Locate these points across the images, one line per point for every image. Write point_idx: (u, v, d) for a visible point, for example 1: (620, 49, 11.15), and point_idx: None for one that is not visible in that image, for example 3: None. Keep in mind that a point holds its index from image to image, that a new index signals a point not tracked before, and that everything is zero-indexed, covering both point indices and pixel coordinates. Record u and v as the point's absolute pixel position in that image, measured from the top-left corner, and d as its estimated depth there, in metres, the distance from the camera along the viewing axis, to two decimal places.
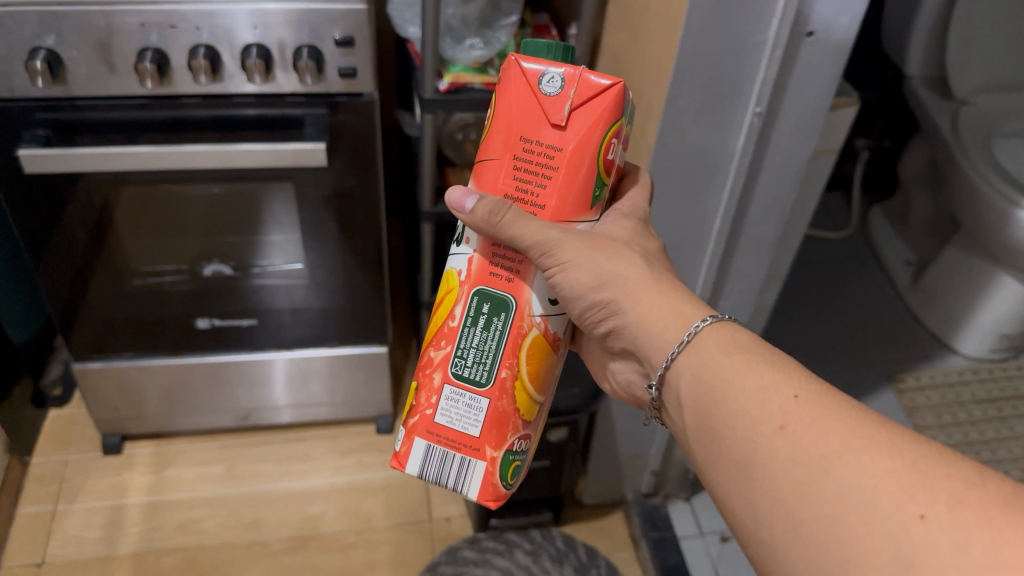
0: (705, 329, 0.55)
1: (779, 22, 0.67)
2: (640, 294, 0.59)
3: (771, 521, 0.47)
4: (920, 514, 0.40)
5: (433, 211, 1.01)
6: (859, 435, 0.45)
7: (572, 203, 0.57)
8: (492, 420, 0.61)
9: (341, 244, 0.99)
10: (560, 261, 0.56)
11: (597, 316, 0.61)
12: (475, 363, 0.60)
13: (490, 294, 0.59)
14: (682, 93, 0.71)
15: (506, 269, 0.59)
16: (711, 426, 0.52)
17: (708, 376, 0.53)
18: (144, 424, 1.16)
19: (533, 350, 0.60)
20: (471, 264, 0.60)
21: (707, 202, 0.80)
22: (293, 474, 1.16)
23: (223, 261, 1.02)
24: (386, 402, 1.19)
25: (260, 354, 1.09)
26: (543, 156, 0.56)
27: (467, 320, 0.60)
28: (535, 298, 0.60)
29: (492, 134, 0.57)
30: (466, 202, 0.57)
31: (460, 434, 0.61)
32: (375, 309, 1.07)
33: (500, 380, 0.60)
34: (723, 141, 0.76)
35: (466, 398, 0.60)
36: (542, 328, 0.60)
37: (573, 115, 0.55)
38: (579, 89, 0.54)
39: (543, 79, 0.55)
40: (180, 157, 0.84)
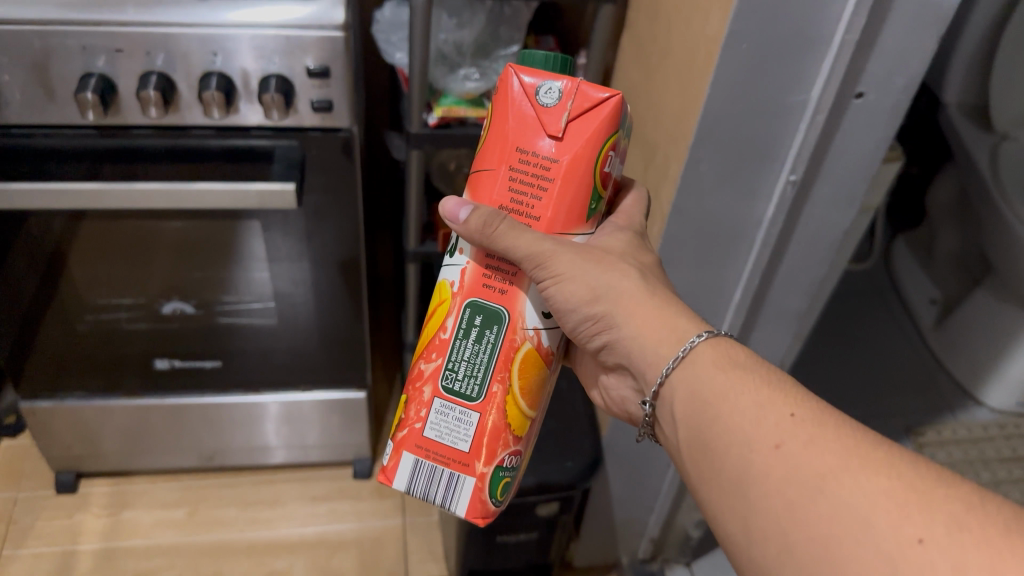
0: (700, 345, 0.51)
1: (824, 81, 0.57)
2: (635, 310, 0.53)
3: (765, 540, 0.44)
4: (918, 537, 0.37)
5: (418, 252, 0.91)
6: (855, 454, 0.42)
7: (569, 213, 0.52)
8: (482, 434, 0.54)
9: (315, 286, 0.89)
10: (555, 272, 0.51)
11: (589, 330, 0.55)
12: (465, 375, 0.54)
13: (481, 304, 0.54)
14: (704, 155, 0.61)
15: (499, 282, 0.54)
16: (704, 444, 0.48)
17: (703, 396, 0.49)
18: (101, 461, 1.07)
19: (525, 366, 0.55)
20: (463, 275, 0.54)
21: (726, 271, 0.70)
22: (261, 523, 1.07)
23: (184, 299, 0.92)
24: (364, 446, 1.10)
25: (225, 398, 1.00)
26: (539, 168, 0.51)
27: (459, 332, 0.54)
28: (529, 310, 0.54)
29: (488, 146, 0.53)
30: (460, 213, 0.51)
31: (448, 449, 0.55)
32: (351, 351, 0.98)
33: (492, 392, 0.54)
34: (748, 209, 0.65)
35: (456, 412, 0.55)
36: (534, 341, 0.54)
37: (571, 126, 0.50)
38: (576, 100, 0.50)
39: (539, 89, 0.50)
40: (127, 196, 0.74)
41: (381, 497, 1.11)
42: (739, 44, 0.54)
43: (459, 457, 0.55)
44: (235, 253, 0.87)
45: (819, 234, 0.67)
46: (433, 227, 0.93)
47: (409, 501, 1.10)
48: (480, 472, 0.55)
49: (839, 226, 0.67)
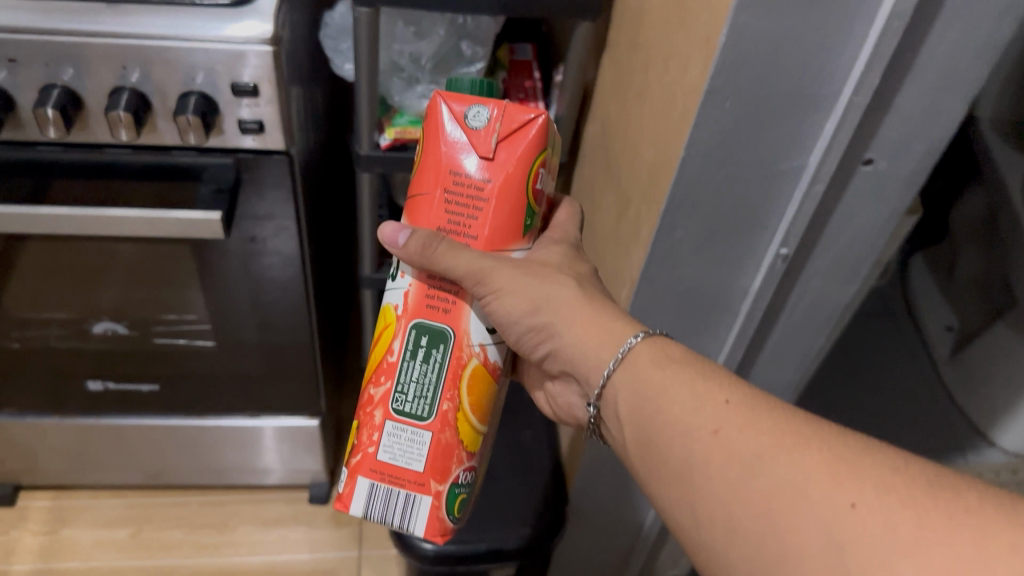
0: (641, 346, 0.46)
1: (825, 146, 0.48)
2: (577, 315, 0.49)
3: (710, 526, 0.40)
4: (851, 503, 0.34)
5: (373, 278, 0.82)
6: (790, 434, 0.38)
7: (508, 231, 0.47)
8: (437, 453, 0.49)
9: (258, 316, 0.82)
10: (495, 287, 0.46)
11: (530, 343, 0.50)
12: (416, 394, 0.49)
13: (427, 325, 0.48)
14: (678, 224, 0.51)
15: (443, 300, 0.49)
16: (644, 433, 0.44)
17: (638, 379, 0.45)
18: (42, 475, 1.01)
19: (474, 381, 0.49)
20: (406, 297, 0.49)
21: (707, 339, 0.61)
22: (207, 548, 1.01)
23: (116, 320, 0.83)
24: (321, 471, 1.04)
25: (168, 421, 0.94)
26: (472, 190, 0.46)
27: (405, 354, 0.48)
28: (474, 325, 0.49)
29: (418, 173, 0.48)
30: (400, 238, 0.46)
31: (402, 471, 0.49)
32: (301, 377, 0.90)
33: (444, 408, 0.49)
34: (732, 278, 0.56)
35: (408, 433, 0.49)
36: (482, 358, 0.49)
37: (504, 146, 0.46)
38: (507, 118, 0.45)
39: (464, 110, 0.46)
40: (36, 221, 0.66)
41: (337, 525, 1.05)
42: (723, 101, 0.44)
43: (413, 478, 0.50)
44: (174, 280, 0.79)
45: (815, 307, 0.57)
46: (391, 250, 0.84)
47: (366, 533, 1.04)
48: (437, 492, 0.50)
49: (836, 302, 0.57)
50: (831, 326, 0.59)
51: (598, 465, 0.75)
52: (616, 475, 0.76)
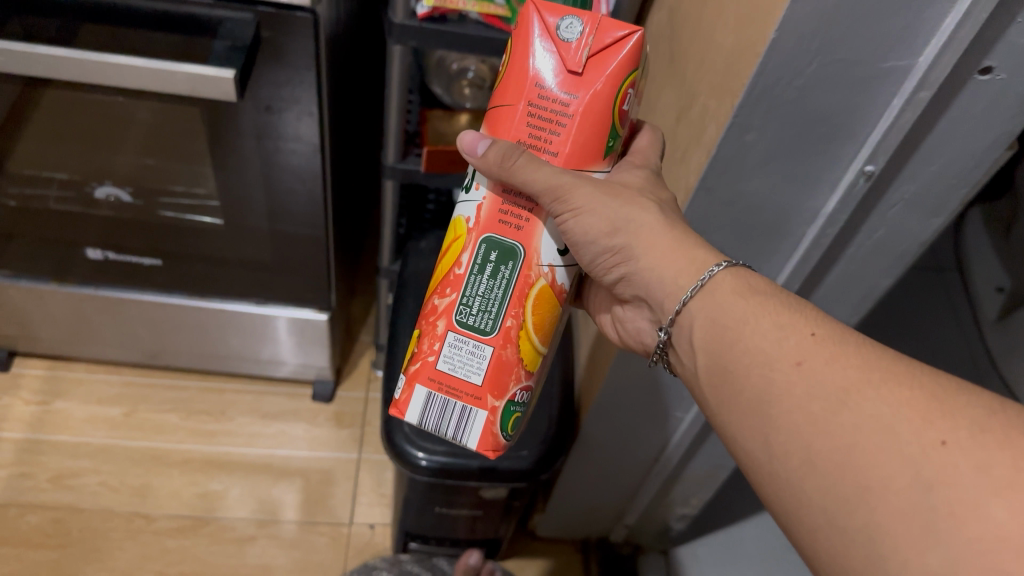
0: (723, 275, 0.41)
1: (939, 46, 0.40)
2: (657, 240, 0.43)
3: (784, 455, 0.36)
4: (941, 440, 0.31)
5: (399, 167, 0.75)
6: (880, 367, 0.35)
7: (591, 148, 0.41)
8: (498, 368, 0.44)
9: (270, 197, 0.75)
10: (575, 207, 0.41)
11: (603, 266, 0.46)
12: (481, 307, 0.44)
13: (497, 240, 0.43)
14: (754, 124, 0.44)
15: (516, 216, 0.43)
16: (718, 363, 0.40)
17: (717, 307, 0.41)
18: (37, 344, 0.98)
19: (540, 303, 0.44)
20: (479, 210, 0.43)
21: (763, 267, 0.54)
22: (203, 436, 0.98)
23: (118, 185, 0.78)
24: (326, 368, 1.00)
25: (169, 299, 0.90)
26: (555, 105, 0.40)
27: (473, 268, 0.43)
28: (546, 243, 0.44)
29: (501, 84, 0.42)
30: (479, 147, 0.42)
31: (459, 383, 0.44)
32: (314, 269, 0.85)
33: (509, 323, 0.44)
34: (803, 198, 0.49)
35: (469, 347, 0.44)
36: (550, 279, 0.44)
37: (594, 62, 0.40)
38: (600, 31, 0.39)
39: (556, 20, 0.40)
40: (31, 62, 0.59)
41: (339, 426, 1.01)
42: None
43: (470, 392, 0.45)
44: (184, 153, 0.73)
45: (887, 241, 0.51)
46: (419, 138, 0.78)
47: (367, 437, 1.01)
48: (494, 408, 0.45)
49: (915, 236, 0.50)
50: (904, 263, 0.53)
51: (619, 392, 0.70)
52: (636, 405, 0.71)
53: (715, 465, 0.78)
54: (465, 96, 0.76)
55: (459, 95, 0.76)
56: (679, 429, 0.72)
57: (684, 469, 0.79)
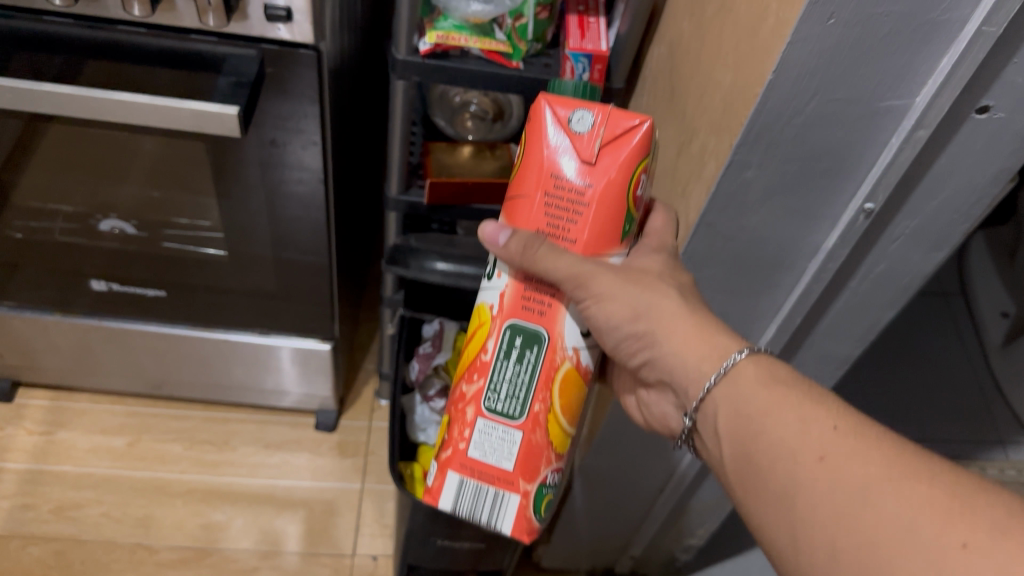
0: (744, 360, 0.42)
1: (937, 86, 0.40)
2: (677, 325, 0.44)
3: (809, 549, 0.36)
4: (961, 543, 0.31)
5: (401, 199, 0.75)
6: (899, 462, 0.35)
7: (610, 232, 0.42)
8: (528, 453, 0.45)
9: (271, 227, 0.76)
10: (596, 294, 0.42)
11: (627, 351, 0.46)
12: (509, 394, 0.45)
13: (522, 326, 0.44)
14: (753, 161, 0.44)
15: (539, 301, 0.44)
16: (745, 453, 0.41)
17: (741, 396, 0.41)
18: (41, 375, 0.98)
19: (568, 385, 0.45)
20: (502, 297, 0.44)
21: (763, 300, 0.54)
22: (206, 466, 0.98)
23: (122, 218, 0.78)
24: (329, 398, 1.00)
25: (171, 329, 0.90)
26: (572, 195, 0.41)
27: (499, 354, 0.44)
28: (571, 327, 0.44)
29: (519, 173, 0.43)
30: (498, 238, 0.42)
31: (492, 468, 0.46)
32: (317, 298, 0.85)
33: (537, 407, 0.45)
34: (803, 233, 0.49)
35: (498, 432, 0.46)
36: (575, 361, 0.45)
37: (607, 152, 0.40)
38: (611, 123, 0.40)
39: (568, 112, 0.40)
40: (37, 100, 0.60)
41: (341, 455, 1.01)
42: (827, 18, 0.37)
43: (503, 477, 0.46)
44: (188, 186, 0.74)
45: (889, 274, 0.51)
46: (421, 170, 0.78)
47: (370, 466, 1.00)
48: (526, 492, 0.46)
49: (917, 270, 0.50)
50: (907, 296, 0.52)
51: (623, 425, 0.69)
52: (639, 436, 0.71)
53: (720, 497, 0.78)
54: (467, 128, 0.77)
55: (462, 128, 0.77)
56: (683, 461, 0.72)
57: (688, 502, 0.79)
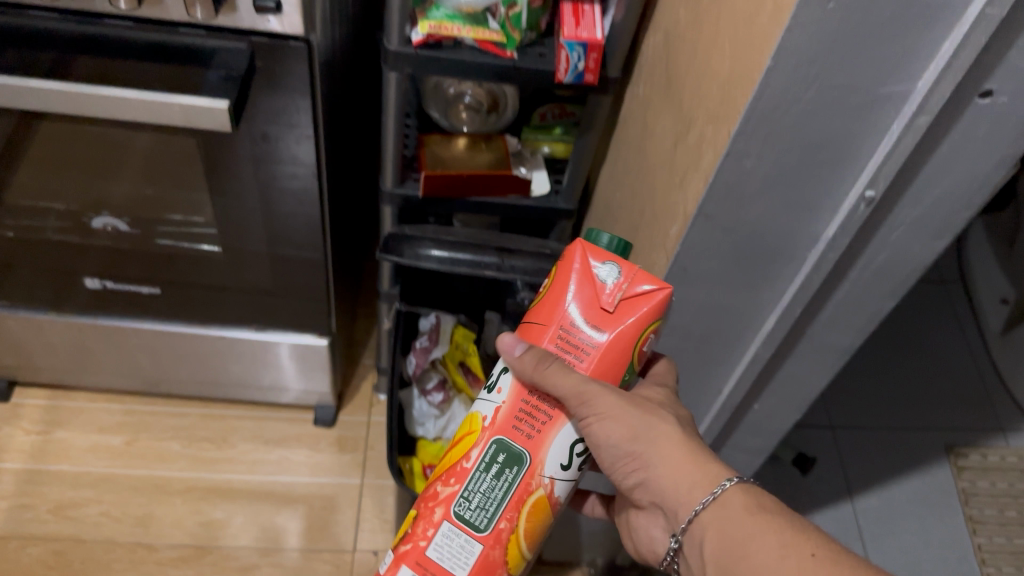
0: (730, 489, 0.43)
1: (938, 71, 0.39)
2: (673, 448, 0.45)
3: None
4: None
5: (397, 193, 0.74)
6: None
7: (609, 377, 0.43)
8: (483, 566, 0.44)
9: (265, 223, 0.75)
10: (599, 412, 0.42)
11: (621, 472, 0.46)
12: (479, 503, 0.44)
13: (507, 444, 0.44)
14: (751, 151, 0.43)
15: (529, 424, 0.44)
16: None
17: (727, 520, 0.42)
18: (38, 374, 0.97)
19: (537, 511, 0.45)
20: (499, 408, 0.45)
21: (762, 292, 0.53)
22: (204, 463, 0.97)
23: (115, 215, 0.77)
24: (327, 394, 1.00)
25: (167, 326, 0.89)
26: (583, 335, 0.43)
27: (479, 465, 0.44)
28: (553, 457, 0.44)
29: (540, 304, 0.45)
30: (510, 350, 0.43)
31: (444, 574, 0.44)
32: (313, 294, 0.84)
33: (503, 525, 0.44)
34: (803, 223, 0.48)
35: (458, 540, 0.44)
36: (549, 491, 0.44)
37: (623, 304, 0.42)
38: (633, 280, 0.42)
39: (598, 262, 0.43)
40: (25, 97, 0.59)
41: (340, 451, 1.01)
42: (827, 3, 0.36)
43: None
44: (180, 182, 0.73)
45: (890, 264, 0.50)
46: (416, 163, 0.77)
47: (370, 461, 1.00)
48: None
49: (917, 259, 0.50)
50: (907, 286, 0.52)
51: None
52: None
53: None
54: (462, 120, 0.75)
55: (457, 119, 0.75)
56: None
57: None
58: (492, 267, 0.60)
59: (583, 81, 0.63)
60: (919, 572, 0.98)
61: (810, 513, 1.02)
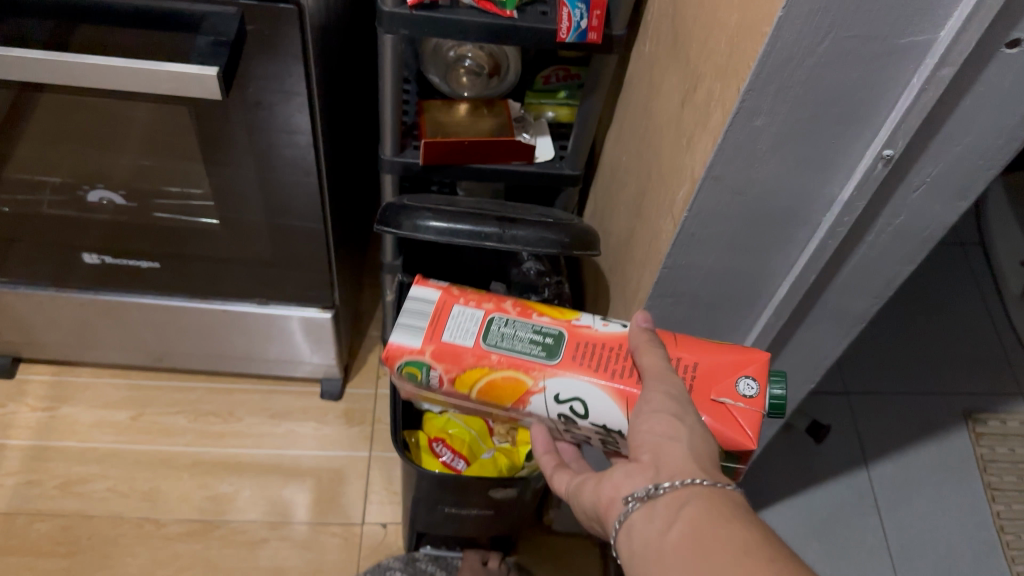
0: (737, 493, 0.40)
1: (962, 20, 0.37)
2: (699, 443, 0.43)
3: None
4: None
5: (397, 162, 0.72)
6: None
7: None
8: (456, 351, 0.52)
9: (262, 195, 0.73)
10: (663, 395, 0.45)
11: (646, 425, 0.44)
12: (508, 335, 0.52)
13: (561, 342, 0.51)
14: (763, 108, 0.41)
15: (581, 355, 0.51)
16: (693, 539, 0.38)
17: (715, 502, 0.39)
18: (41, 349, 0.97)
19: (512, 387, 0.51)
20: (591, 327, 0.52)
21: (773, 257, 0.51)
22: (211, 437, 0.96)
23: (110, 187, 0.75)
24: (333, 366, 0.98)
25: (169, 300, 0.88)
26: (687, 383, 0.49)
27: (538, 325, 0.52)
28: (562, 381, 0.50)
29: (692, 342, 0.51)
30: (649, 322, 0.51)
31: (441, 326, 0.52)
32: (315, 266, 0.82)
33: (494, 356, 0.51)
34: (816, 184, 0.46)
35: (473, 325, 0.52)
36: (533, 387, 0.51)
37: (724, 405, 0.47)
38: (748, 409, 0.47)
39: (751, 378, 0.48)
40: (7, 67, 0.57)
41: (348, 423, 1.00)
42: None
43: (432, 332, 0.52)
44: (173, 154, 0.71)
45: (908, 225, 0.48)
46: (416, 130, 0.75)
47: (378, 434, 0.99)
48: (421, 348, 0.52)
49: (937, 220, 0.47)
50: (926, 249, 0.50)
51: None
52: None
53: None
54: (463, 85, 0.73)
55: (458, 84, 0.73)
56: None
57: None
58: (493, 239, 0.56)
59: (585, 40, 0.61)
60: (934, 539, 0.97)
61: (824, 480, 1.01)
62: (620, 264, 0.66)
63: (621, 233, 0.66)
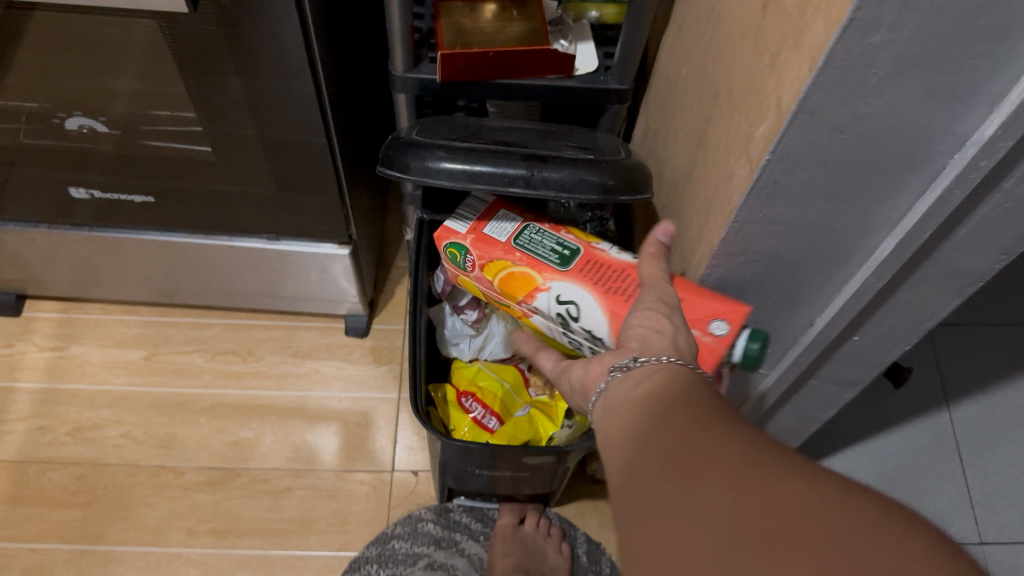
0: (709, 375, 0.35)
1: None
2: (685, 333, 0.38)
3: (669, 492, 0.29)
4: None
5: (410, 79, 0.62)
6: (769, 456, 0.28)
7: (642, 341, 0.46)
8: (489, 242, 0.53)
9: (260, 119, 0.63)
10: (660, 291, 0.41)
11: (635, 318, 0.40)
12: (537, 238, 0.53)
13: (577, 255, 0.51)
14: (885, 20, 0.29)
15: (593, 269, 0.50)
16: (649, 400, 0.34)
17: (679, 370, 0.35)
18: (46, 287, 0.90)
19: (523, 283, 0.51)
20: (612, 256, 0.52)
21: (877, 207, 0.40)
22: (229, 378, 0.90)
23: (89, 115, 0.65)
24: (358, 302, 0.90)
25: (171, 237, 0.80)
26: None
27: (564, 241, 0.53)
28: (566, 285, 0.50)
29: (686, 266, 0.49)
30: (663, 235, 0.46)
31: (487, 219, 0.55)
32: (327, 198, 0.73)
33: (518, 252, 0.52)
34: (945, 119, 0.34)
35: (511, 226, 0.54)
36: (539, 286, 0.50)
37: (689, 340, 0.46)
38: (711, 349, 0.46)
39: (726, 319, 0.46)
40: None
41: (376, 363, 0.92)
42: None
43: (477, 222, 0.55)
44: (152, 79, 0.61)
45: None
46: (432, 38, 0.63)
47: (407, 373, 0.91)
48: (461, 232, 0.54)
49: None
50: None
51: None
52: None
53: (805, 416, 0.67)
54: None
55: None
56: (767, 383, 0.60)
57: (773, 414, 0.68)
58: (520, 183, 0.47)
59: None
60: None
61: (899, 424, 0.91)
62: (676, 202, 0.55)
63: (678, 165, 0.55)
